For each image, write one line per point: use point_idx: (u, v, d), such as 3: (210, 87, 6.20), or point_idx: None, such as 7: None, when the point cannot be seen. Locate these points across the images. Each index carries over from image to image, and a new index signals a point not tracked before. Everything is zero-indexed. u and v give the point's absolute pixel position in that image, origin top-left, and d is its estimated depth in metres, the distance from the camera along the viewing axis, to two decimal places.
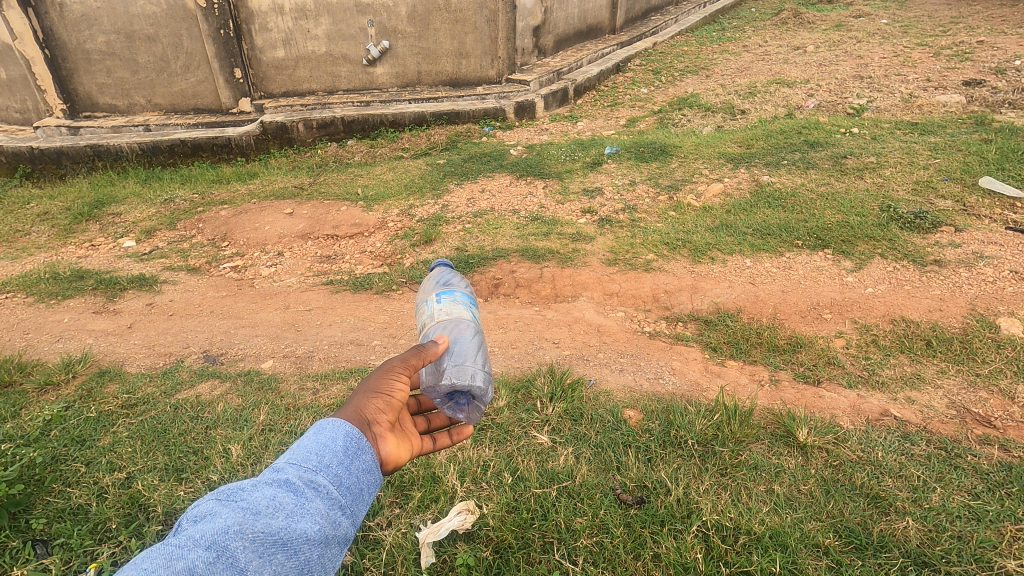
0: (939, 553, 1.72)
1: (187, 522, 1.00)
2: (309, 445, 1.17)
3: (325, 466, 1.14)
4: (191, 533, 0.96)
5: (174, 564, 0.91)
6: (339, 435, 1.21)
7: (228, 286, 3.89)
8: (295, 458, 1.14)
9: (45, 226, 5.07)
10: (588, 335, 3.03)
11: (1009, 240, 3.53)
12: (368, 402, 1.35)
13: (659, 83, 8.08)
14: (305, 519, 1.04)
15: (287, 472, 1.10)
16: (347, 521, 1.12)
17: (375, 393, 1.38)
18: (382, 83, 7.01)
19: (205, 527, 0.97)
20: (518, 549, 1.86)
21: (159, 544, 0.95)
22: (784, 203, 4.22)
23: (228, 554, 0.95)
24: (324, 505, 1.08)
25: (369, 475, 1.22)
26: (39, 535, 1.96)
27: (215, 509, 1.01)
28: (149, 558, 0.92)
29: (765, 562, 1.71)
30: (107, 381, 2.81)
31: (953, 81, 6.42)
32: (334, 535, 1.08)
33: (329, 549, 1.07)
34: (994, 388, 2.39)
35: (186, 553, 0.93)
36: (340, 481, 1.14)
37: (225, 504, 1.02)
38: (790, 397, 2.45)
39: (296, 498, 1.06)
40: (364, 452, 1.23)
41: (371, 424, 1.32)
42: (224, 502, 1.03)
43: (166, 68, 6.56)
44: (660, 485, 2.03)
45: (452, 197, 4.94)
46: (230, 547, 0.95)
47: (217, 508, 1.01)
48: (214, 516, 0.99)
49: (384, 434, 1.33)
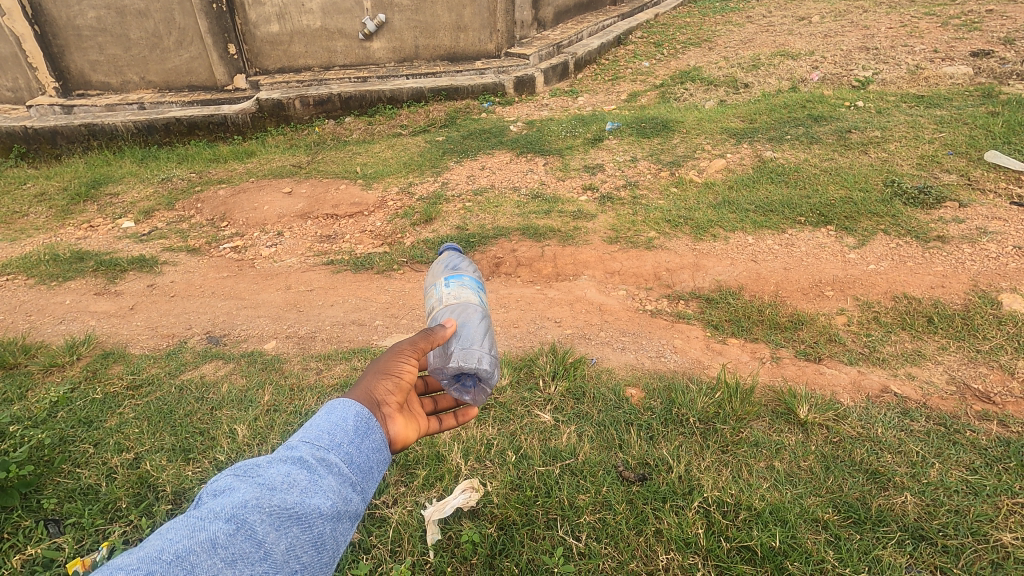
0: (936, 526, 1.75)
1: (206, 497, 1.01)
2: (320, 425, 1.18)
3: (337, 445, 1.15)
4: (211, 506, 0.97)
5: (196, 534, 0.92)
6: (349, 415, 1.22)
7: (228, 267, 3.88)
8: (307, 437, 1.15)
9: (43, 207, 5.03)
10: (590, 313, 3.03)
11: (1013, 215, 3.51)
12: (377, 383, 1.36)
13: (661, 56, 7.95)
14: (318, 494, 1.05)
15: (300, 450, 1.11)
16: (357, 498, 1.13)
17: (384, 374, 1.39)
18: (379, 58, 6.89)
19: (224, 501, 0.98)
20: (522, 525, 1.90)
21: (181, 516, 0.96)
22: (787, 178, 4.19)
23: (247, 526, 0.95)
24: (336, 482, 1.09)
25: (378, 454, 1.22)
26: (50, 514, 1.99)
27: (233, 484, 1.02)
28: (172, 529, 0.93)
29: (765, 536, 1.74)
30: (111, 362, 2.83)
31: (960, 52, 6.30)
32: (346, 511, 1.09)
33: (341, 524, 1.07)
34: (994, 364, 2.40)
35: (207, 525, 0.94)
36: (350, 459, 1.15)
37: (243, 479, 1.03)
38: (790, 374, 2.47)
39: (310, 475, 1.07)
40: (373, 432, 1.24)
41: (381, 404, 1.32)
42: (241, 478, 1.04)
43: (159, 43, 6.43)
44: (662, 462, 2.05)
45: (452, 175, 4.90)
46: (249, 520, 0.96)
47: (235, 483, 1.02)
48: (232, 490, 1.00)
49: (393, 415, 1.33)
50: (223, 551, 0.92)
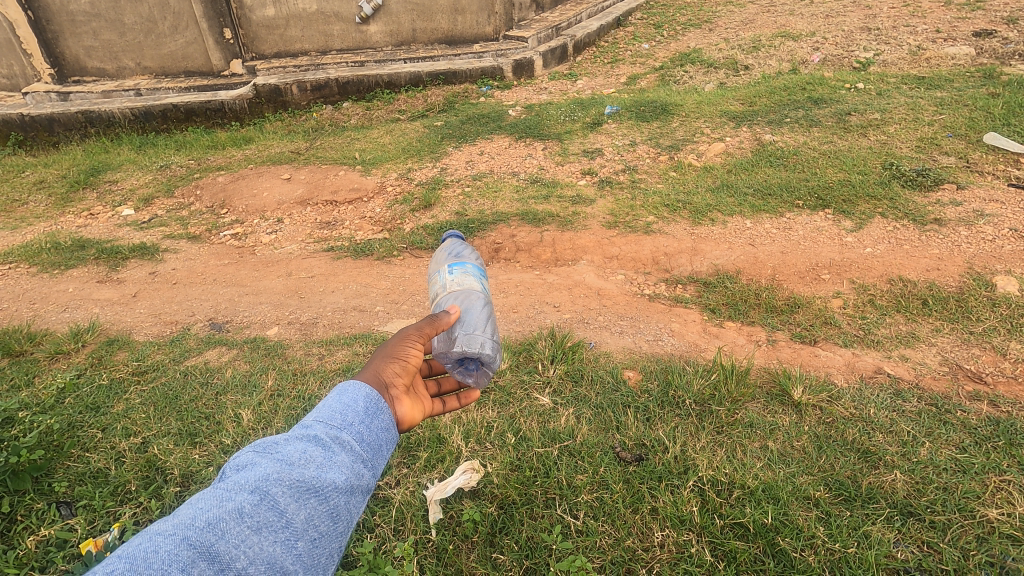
0: (925, 503, 1.80)
1: (229, 471, 1.06)
2: (333, 406, 1.22)
3: (349, 424, 1.19)
4: (236, 479, 1.02)
5: (225, 504, 0.97)
6: (360, 396, 1.26)
7: (229, 254, 3.90)
8: (321, 417, 1.19)
9: (42, 195, 5.03)
10: (589, 298, 3.06)
11: (1011, 197, 3.52)
12: (385, 366, 1.40)
13: (660, 37, 7.88)
14: (333, 469, 1.09)
15: (315, 429, 1.15)
16: (369, 473, 1.17)
17: (392, 358, 1.43)
18: (376, 42, 6.84)
19: (247, 474, 1.03)
20: (521, 505, 1.95)
21: (208, 488, 1.01)
22: (786, 161, 4.19)
23: (270, 497, 1.00)
24: (349, 458, 1.13)
25: (388, 432, 1.26)
26: (62, 497, 2.05)
27: (254, 459, 1.07)
28: (202, 499, 0.98)
29: (758, 513, 1.79)
30: (116, 349, 2.86)
31: (963, 32, 6.25)
32: (358, 485, 1.13)
33: (354, 497, 1.12)
34: (986, 345, 2.44)
35: (233, 496, 0.99)
36: (362, 438, 1.19)
37: (263, 455, 1.07)
38: (786, 356, 2.51)
39: (325, 452, 1.11)
40: (382, 413, 1.27)
41: (389, 386, 1.36)
42: (262, 454, 1.08)
43: (154, 28, 6.39)
44: (659, 442, 2.10)
45: (451, 160, 4.89)
46: (271, 492, 1.01)
47: (256, 459, 1.07)
48: (254, 465, 1.05)
49: (400, 397, 1.37)
50: (249, 519, 0.97)
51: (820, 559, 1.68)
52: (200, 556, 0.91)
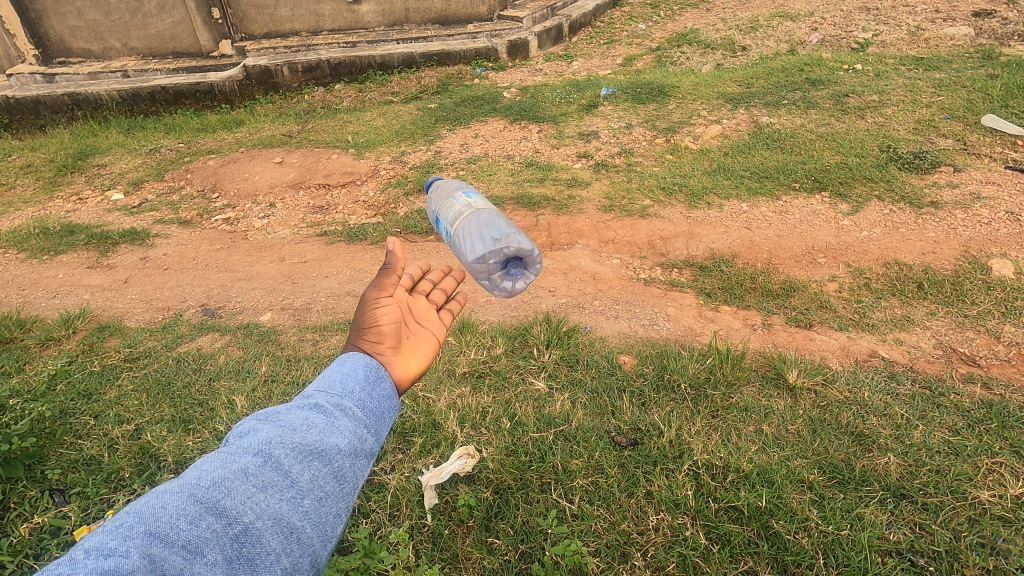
0: (917, 485, 1.81)
1: (232, 438, 1.06)
2: (333, 376, 1.22)
3: (349, 392, 1.19)
4: (240, 443, 1.02)
5: (230, 464, 0.97)
6: (360, 365, 1.26)
7: (221, 239, 3.86)
8: (321, 386, 1.19)
9: (30, 179, 4.95)
10: (585, 282, 3.05)
11: (1007, 180, 3.51)
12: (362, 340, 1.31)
13: (657, 17, 7.76)
14: (335, 433, 1.09)
15: (316, 397, 1.15)
16: (371, 439, 1.16)
17: (364, 329, 1.32)
18: (368, 22, 6.70)
19: (250, 439, 1.03)
20: (517, 489, 1.95)
21: (213, 453, 1.01)
22: (783, 144, 4.16)
23: (273, 458, 0.99)
24: (350, 423, 1.13)
25: (388, 401, 1.25)
26: (55, 484, 2.04)
27: (257, 424, 1.07)
28: (207, 462, 0.98)
29: (752, 497, 1.80)
30: (107, 336, 2.83)
31: (962, 13, 6.20)
32: (361, 448, 1.12)
33: (358, 461, 1.11)
34: (980, 328, 2.44)
35: (238, 458, 0.98)
36: (363, 404, 1.19)
37: (265, 422, 1.07)
38: (781, 340, 2.51)
39: (327, 417, 1.11)
40: (383, 380, 1.26)
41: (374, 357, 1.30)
42: (264, 421, 1.08)
43: (139, 8, 6.24)
44: (654, 427, 2.10)
45: (445, 143, 4.83)
46: (274, 454, 1.00)
47: (258, 425, 1.07)
48: (256, 430, 1.05)
49: (391, 360, 1.32)
50: (254, 478, 0.96)
51: (813, 541, 1.69)
52: (207, 511, 0.91)
